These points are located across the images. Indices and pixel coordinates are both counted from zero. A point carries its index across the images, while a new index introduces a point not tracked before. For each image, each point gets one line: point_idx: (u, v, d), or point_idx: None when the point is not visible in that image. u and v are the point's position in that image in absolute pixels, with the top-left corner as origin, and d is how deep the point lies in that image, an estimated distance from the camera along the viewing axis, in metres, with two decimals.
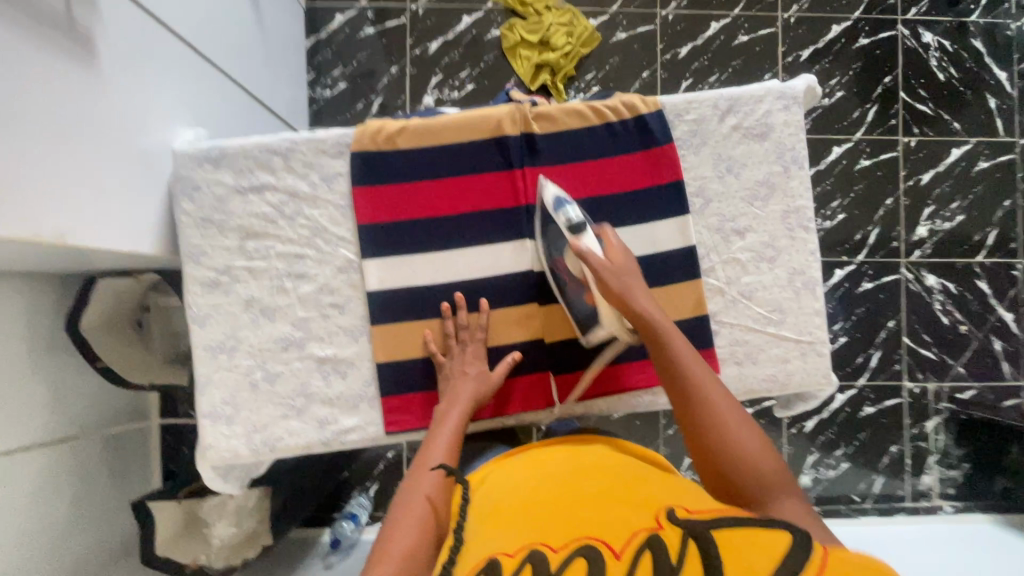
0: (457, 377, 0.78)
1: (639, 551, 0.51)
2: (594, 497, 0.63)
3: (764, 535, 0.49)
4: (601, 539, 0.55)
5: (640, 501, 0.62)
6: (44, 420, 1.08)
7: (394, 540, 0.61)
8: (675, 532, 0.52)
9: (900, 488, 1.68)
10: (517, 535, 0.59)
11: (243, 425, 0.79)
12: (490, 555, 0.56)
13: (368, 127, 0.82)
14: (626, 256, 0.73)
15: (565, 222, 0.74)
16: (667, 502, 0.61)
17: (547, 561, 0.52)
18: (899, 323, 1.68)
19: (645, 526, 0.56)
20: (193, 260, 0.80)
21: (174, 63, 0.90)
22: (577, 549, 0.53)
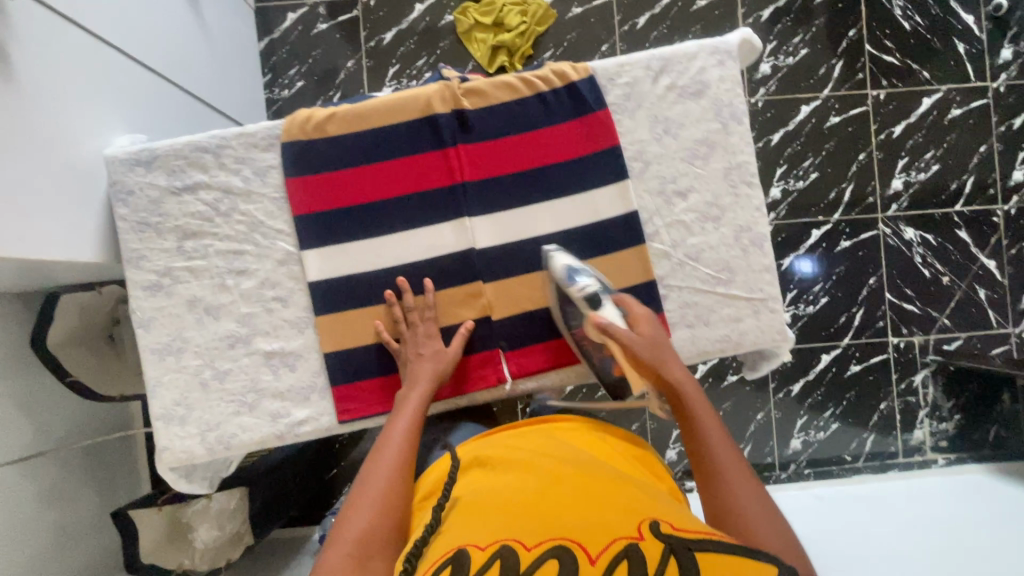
0: (414, 361, 0.77)
1: (616, 559, 0.48)
2: (575, 486, 0.60)
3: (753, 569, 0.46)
4: (578, 538, 0.52)
5: (620, 497, 0.58)
6: (19, 437, 1.08)
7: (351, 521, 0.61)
8: (656, 545, 0.50)
9: (892, 444, 1.67)
10: (490, 523, 0.56)
11: (197, 424, 0.79)
12: (457, 548, 0.53)
13: (297, 117, 0.81)
14: (652, 326, 0.74)
15: (581, 295, 0.74)
16: (648, 503, 0.58)
17: (516, 558, 0.50)
18: (881, 279, 1.66)
19: (623, 527, 0.53)
20: (132, 264, 0.80)
21: (103, 70, 0.89)
22: (550, 547, 0.50)
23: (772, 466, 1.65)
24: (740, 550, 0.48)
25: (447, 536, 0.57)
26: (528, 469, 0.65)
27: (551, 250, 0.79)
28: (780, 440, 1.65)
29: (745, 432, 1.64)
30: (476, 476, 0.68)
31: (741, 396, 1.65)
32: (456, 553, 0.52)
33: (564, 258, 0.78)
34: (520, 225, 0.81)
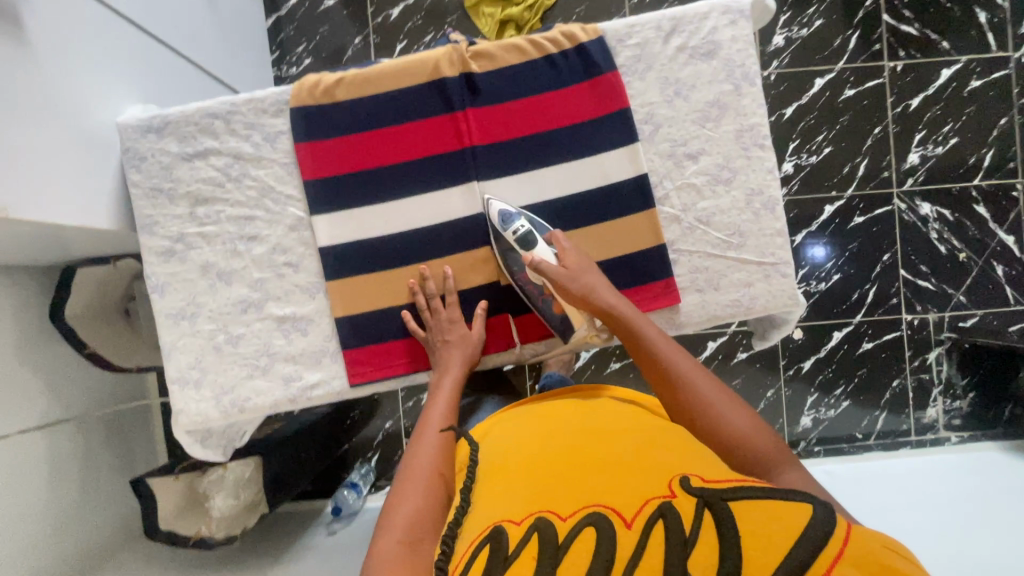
0: (441, 347, 0.79)
1: (650, 518, 0.46)
2: (606, 454, 0.59)
3: (787, 510, 0.44)
4: (611, 503, 0.50)
5: (652, 458, 0.56)
6: (39, 406, 1.11)
7: (400, 504, 0.61)
8: (689, 500, 0.48)
9: (904, 422, 1.65)
10: (523, 496, 0.55)
11: (212, 387, 0.81)
12: (492, 524, 0.53)
13: (306, 82, 0.81)
14: (580, 259, 0.77)
15: (515, 236, 0.76)
16: (680, 462, 0.56)
17: (552, 529, 0.49)
18: (895, 256, 1.64)
19: (655, 488, 0.51)
20: (146, 230, 0.81)
21: (114, 38, 0.90)
22: (584, 515, 0.49)
23: None
24: (775, 493, 0.47)
25: (482, 513, 0.56)
26: (556, 438, 0.64)
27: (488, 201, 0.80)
28: (790, 418, 1.64)
29: (755, 409, 1.64)
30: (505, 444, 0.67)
31: (751, 373, 1.64)
32: (492, 530, 0.51)
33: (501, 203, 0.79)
34: (529, 189, 0.81)
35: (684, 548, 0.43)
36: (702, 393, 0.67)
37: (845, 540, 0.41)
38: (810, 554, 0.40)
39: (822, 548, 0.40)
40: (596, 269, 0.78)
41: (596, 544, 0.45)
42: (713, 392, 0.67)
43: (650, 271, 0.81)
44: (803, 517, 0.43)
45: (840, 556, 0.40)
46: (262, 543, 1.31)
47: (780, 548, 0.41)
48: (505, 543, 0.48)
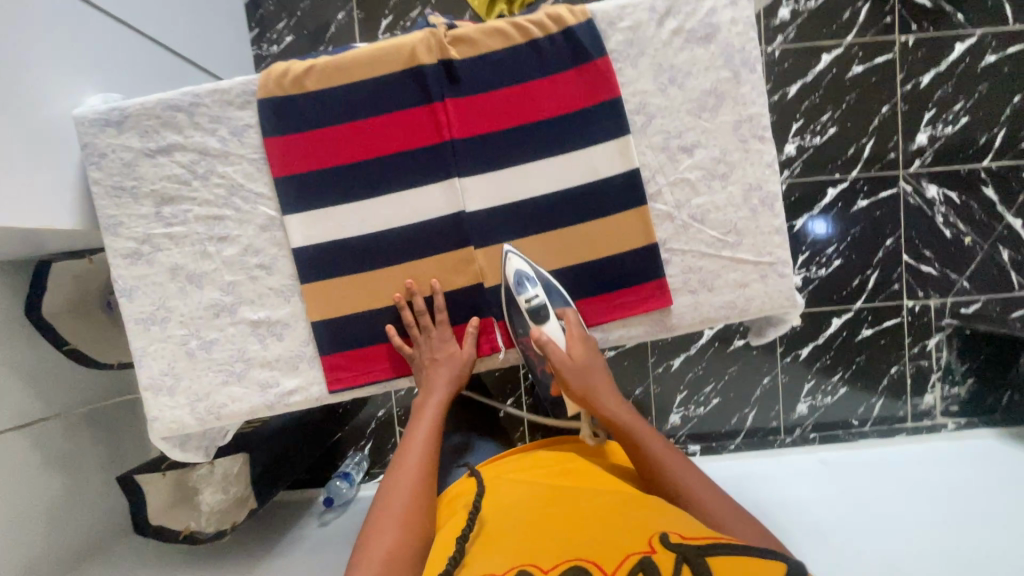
0: (430, 365, 0.77)
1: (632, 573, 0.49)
2: (589, 516, 0.61)
3: (756, 564, 0.48)
4: (591, 557, 0.53)
5: (632, 519, 0.59)
6: (17, 406, 1.08)
7: (373, 545, 0.63)
8: (668, 556, 0.51)
9: (900, 409, 1.64)
10: (509, 551, 0.58)
11: (186, 394, 0.78)
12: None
13: (274, 70, 0.75)
14: (584, 345, 0.75)
15: (526, 305, 0.74)
16: (658, 521, 0.59)
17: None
18: (898, 241, 1.59)
19: (636, 545, 0.54)
20: (110, 231, 0.76)
21: (72, 22, 0.84)
22: (568, 570, 0.51)
23: (777, 430, 1.64)
24: (750, 550, 0.50)
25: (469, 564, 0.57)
26: (544, 502, 0.67)
27: (506, 250, 0.77)
28: (786, 405, 1.63)
29: (751, 397, 1.62)
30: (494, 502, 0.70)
31: (748, 360, 1.62)
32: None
33: (519, 259, 0.76)
34: (514, 185, 0.76)
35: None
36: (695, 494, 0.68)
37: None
38: None
39: None
40: (596, 352, 0.77)
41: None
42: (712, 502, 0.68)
43: (640, 272, 0.77)
44: (771, 571, 0.47)
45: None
46: (253, 536, 1.31)
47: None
48: None
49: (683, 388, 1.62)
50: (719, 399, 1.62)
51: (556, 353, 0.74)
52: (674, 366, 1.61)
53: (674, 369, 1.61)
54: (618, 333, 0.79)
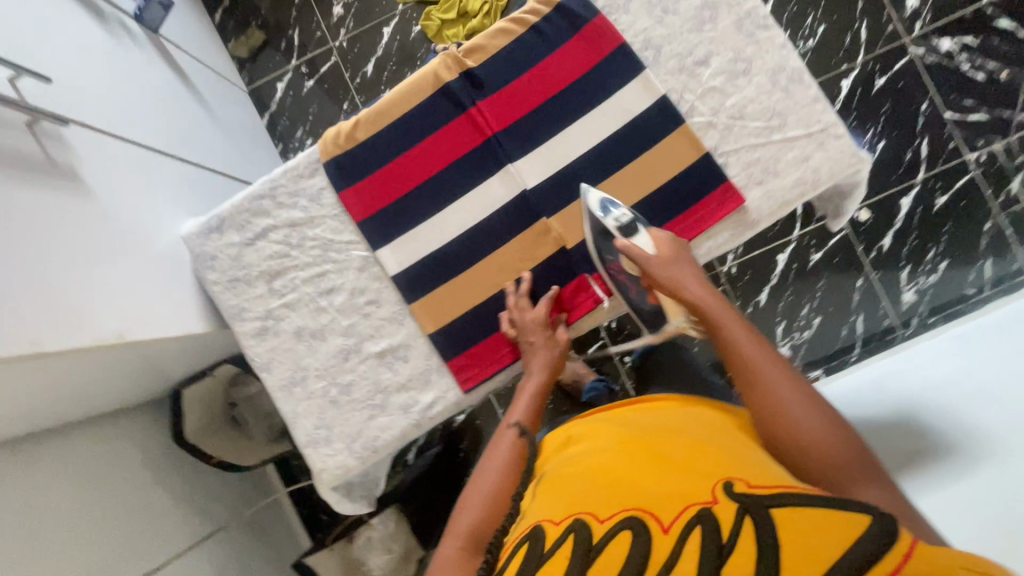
0: (530, 349, 0.80)
1: (688, 526, 0.49)
2: (660, 452, 0.61)
3: (829, 520, 0.46)
4: (650, 506, 0.53)
5: (700, 459, 0.58)
6: (189, 522, 1.19)
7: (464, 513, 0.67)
8: (729, 506, 0.50)
9: (1014, 263, 1.53)
10: (568, 495, 0.59)
11: (342, 438, 0.84)
12: (535, 523, 0.58)
13: (328, 136, 0.86)
14: (676, 251, 0.76)
15: (614, 225, 0.75)
16: (727, 462, 0.57)
17: (590, 532, 0.53)
18: (933, 102, 1.56)
19: (699, 490, 0.53)
20: (237, 318, 0.86)
21: (155, 169, 0.99)
22: (623, 518, 0.53)
23: (893, 327, 1.56)
24: (826, 507, 0.47)
25: (536, 506, 0.61)
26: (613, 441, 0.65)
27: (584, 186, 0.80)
28: (891, 298, 1.56)
29: (851, 304, 1.56)
30: (565, 449, 0.70)
31: (832, 270, 1.57)
32: (534, 529, 0.57)
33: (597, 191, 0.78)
34: (562, 151, 0.83)
35: (720, 557, 0.45)
36: (777, 391, 0.63)
37: (902, 558, 0.42)
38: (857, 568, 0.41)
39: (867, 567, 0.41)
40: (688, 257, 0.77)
41: (632, 548, 0.49)
42: (798, 403, 0.62)
43: (703, 183, 0.81)
44: (852, 532, 0.44)
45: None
46: None
47: (821, 564, 0.42)
48: (544, 544, 0.53)
49: (780, 319, 1.58)
50: (820, 317, 1.57)
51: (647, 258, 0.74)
52: (762, 301, 1.58)
53: (763, 304, 1.58)
54: (705, 245, 0.82)
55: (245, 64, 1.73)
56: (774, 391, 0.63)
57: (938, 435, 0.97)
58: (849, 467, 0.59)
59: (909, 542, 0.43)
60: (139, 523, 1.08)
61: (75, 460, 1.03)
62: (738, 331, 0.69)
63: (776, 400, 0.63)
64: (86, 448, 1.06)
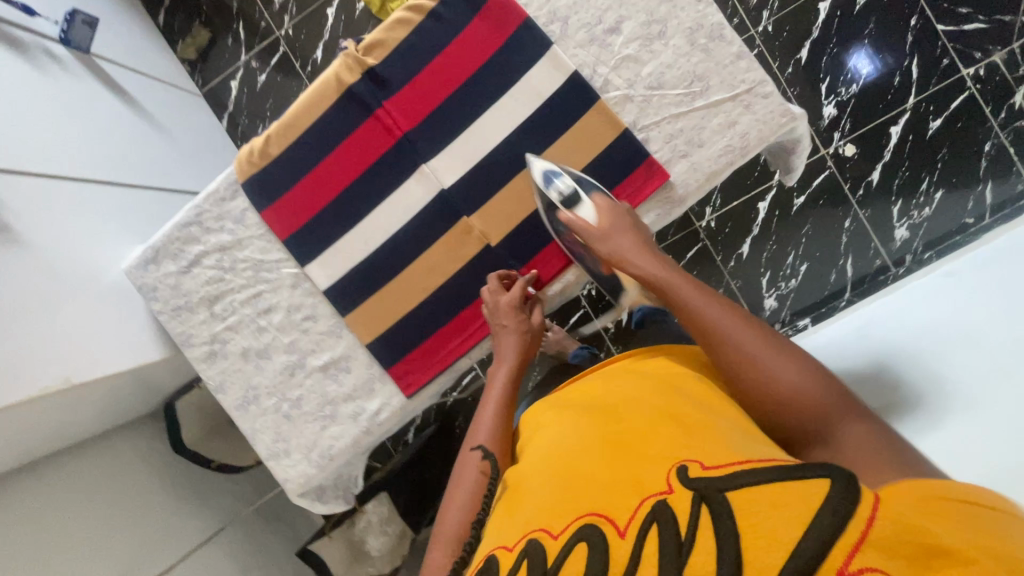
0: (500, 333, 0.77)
1: (645, 525, 0.40)
2: (616, 438, 0.52)
3: (788, 489, 0.37)
4: (605, 509, 0.44)
5: (657, 438, 0.49)
6: (201, 520, 1.23)
7: (450, 515, 0.60)
8: (684, 496, 0.41)
9: (1016, 184, 1.40)
10: (524, 506, 0.50)
11: (300, 449, 0.87)
12: (490, 551, 0.48)
13: (242, 155, 0.84)
14: (618, 214, 0.71)
15: (558, 196, 0.73)
16: (686, 440, 0.48)
17: (545, 552, 0.42)
18: (924, 15, 1.40)
19: (653, 479, 0.45)
20: (186, 344, 0.88)
21: (98, 202, 0.99)
22: (577, 528, 0.43)
23: (885, 268, 1.47)
24: (783, 475, 0.38)
25: (494, 529, 0.51)
26: (569, 428, 0.57)
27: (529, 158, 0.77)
28: (882, 237, 1.46)
29: (839, 247, 1.48)
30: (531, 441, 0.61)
31: (819, 214, 1.48)
32: (486, 559, 0.46)
33: (543, 161, 0.76)
34: (477, 144, 0.79)
35: (681, 560, 0.36)
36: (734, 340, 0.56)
37: (871, 518, 0.34)
38: (821, 547, 0.33)
39: (833, 542, 0.33)
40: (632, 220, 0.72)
41: (588, 562, 0.39)
42: (764, 351, 0.55)
43: (626, 163, 0.77)
44: (813, 498, 0.35)
45: (864, 541, 0.33)
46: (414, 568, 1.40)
47: (786, 544, 0.33)
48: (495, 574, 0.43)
49: (765, 271, 1.50)
50: (807, 263, 1.49)
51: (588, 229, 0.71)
52: (745, 254, 1.51)
53: (746, 257, 1.51)
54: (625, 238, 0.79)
55: (195, 66, 1.68)
56: (731, 343, 0.56)
57: (914, 383, 0.92)
58: (833, 407, 0.51)
59: (874, 499, 0.35)
60: (149, 528, 1.11)
61: (88, 475, 1.06)
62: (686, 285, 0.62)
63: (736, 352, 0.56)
64: (96, 465, 1.09)
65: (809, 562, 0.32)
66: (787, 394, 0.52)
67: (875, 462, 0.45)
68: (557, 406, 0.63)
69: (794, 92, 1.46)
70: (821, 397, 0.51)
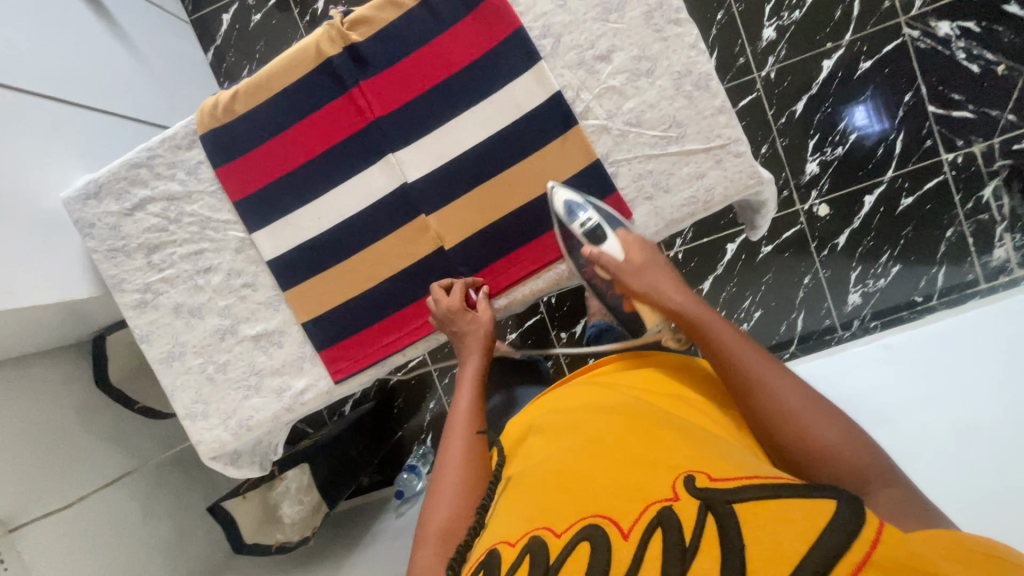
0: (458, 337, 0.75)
1: (649, 527, 0.39)
2: (623, 446, 0.50)
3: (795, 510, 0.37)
4: (609, 511, 0.43)
5: (665, 450, 0.48)
6: (111, 462, 1.18)
7: (435, 511, 0.58)
8: (692, 503, 0.40)
9: (968, 273, 1.38)
10: (532, 505, 0.48)
11: (218, 415, 0.85)
12: (490, 547, 0.47)
13: (205, 106, 0.81)
14: (649, 253, 0.68)
15: (582, 229, 0.70)
16: (694, 453, 0.47)
17: (546, 550, 0.42)
18: (917, 93, 1.35)
19: (659, 485, 0.44)
20: (116, 288, 0.85)
21: (51, 122, 0.92)
22: (581, 528, 0.42)
23: (832, 328, 1.45)
24: (792, 491, 0.38)
25: (494, 530, 0.50)
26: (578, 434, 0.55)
27: (551, 187, 0.74)
28: (836, 298, 1.43)
29: (795, 300, 1.44)
30: (530, 442, 0.59)
31: (782, 265, 1.44)
32: (487, 554, 0.45)
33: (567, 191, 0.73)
34: (447, 144, 0.78)
35: (684, 564, 0.35)
36: (775, 393, 0.54)
37: (874, 541, 0.34)
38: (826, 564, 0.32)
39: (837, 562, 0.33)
40: (664, 260, 0.68)
41: (591, 562, 0.38)
42: (800, 403, 0.53)
43: (592, 193, 0.77)
44: (821, 520, 0.35)
45: (866, 563, 0.33)
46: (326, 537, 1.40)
47: (790, 555, 0.33)
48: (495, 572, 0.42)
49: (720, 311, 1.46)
50: (761, 310, 1.45)
51: (618, 264, 0.67)
52: (705, 291, 1.47)
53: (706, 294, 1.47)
54: None
55: None
56: (770, 394, 0.54)
57: None
58: (869, 469, 0.49)
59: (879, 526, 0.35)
60: (54, 463, 1.06)
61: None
62: (727, 330, 0.59)
63: (779, 404, 0.53)
64: (13, 388, 1.03)
65: (814, 572, 0.32)
66: (830, 449, 0.50)
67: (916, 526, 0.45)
68: (562, 410, 0.62)
69: (781, 143, 1.41)
70: (858, 453, 0.50)
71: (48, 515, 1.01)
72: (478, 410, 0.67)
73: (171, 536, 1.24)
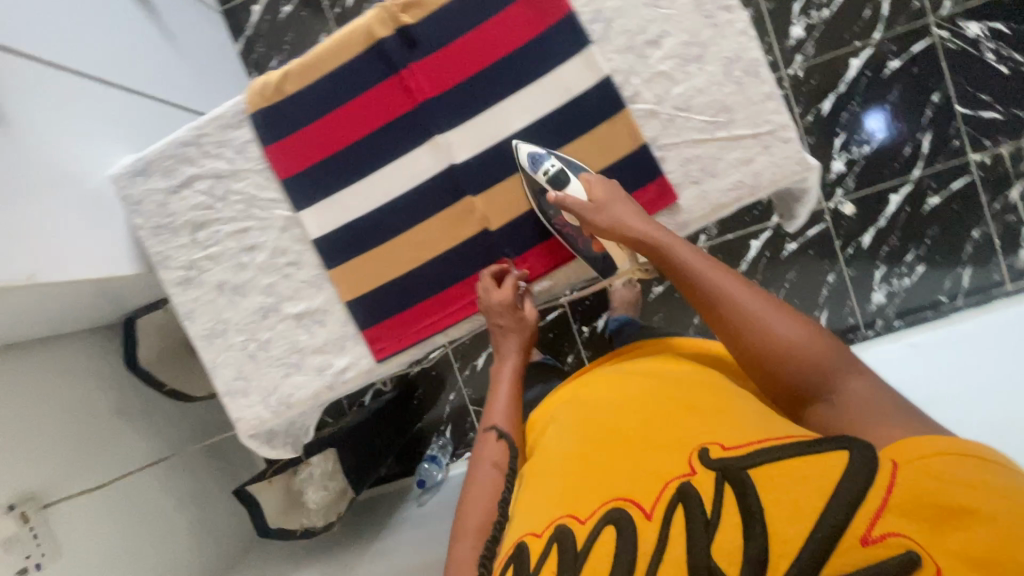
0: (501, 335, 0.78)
1: (670, 506, 0.43)
2: (638, 426, 0.53)
3: (806, 466, 0.40)
4: (629, 493, 0.46)
5: (677, 424, 0.51)
6: (141, 443, 1.19)
7: (472, 505, 0.60)
8: (707, 476, 0.44)
9: (994, 274, 1.38)
10: (554, 488, 0.52)
11: (258, 392, 0.86)
12: (518, 536, 0.50)
13: (255, 86, 0.82)
14: (611, 190, 0.73)
15: (546, 177, 0.74)
16: (704, 425, 0.50)
17: (574, 536, 0.45)
18: (946, 93, 1.35)
19: (672, 461, 0.47)
20: (161, 265, 0.86)
21: (99, 102, 0.94)
22: (605, 513, 0.45)
23: (856, 327, 1.44)
24: (799, 448, 0.41)
25: (519, 518, 0.53)
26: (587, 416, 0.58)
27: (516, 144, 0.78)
28: (860, 297, 1.43)
29: (819, 298, 1.44)
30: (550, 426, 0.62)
31: (807, 262, 1.44)
32: (517, 545, 0.49)
33: (529, 145, 0.77)
34: (495, 126, 0.78)
35: (708, 539, 0.39)
36: (741, 305, 0.58)
37: (888, 486, 0.37)
38: (841, 521, 0.36)
39: (852, 514, 0.36)
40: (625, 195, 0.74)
41: (620, 546, 0.42)
42: (761, 308, 0.57)
43: (637, 177, 0.77)
44: (831, 471, 0.39)
45: (884, 507, 0.36)
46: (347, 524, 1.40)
47: (808, 516, 0.37)
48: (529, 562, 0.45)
49: None
50: None
51: (582, 204, 0.72)
52: None
53: None
54: None
55: None
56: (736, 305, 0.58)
57: None
58: (834, 362, 0.54)
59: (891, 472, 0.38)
60: (87, 441, 1.07)
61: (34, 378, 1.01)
62: (687, 252, 0.64)
63: (743, 310, 0.58)
64: (48, 367, 1.05)
65: (830, 532, 0.36)
66: (795, 345, 0.55)
67: (885, 408, 0.50)
68: (575, 394, 0.64)
69: (809, 141, 1.42)
70: (823, 349, 0.54)
71: (81, 493, 1.02)
72: (515, 411, 0.70)
73: (197, 519, 1.25)
